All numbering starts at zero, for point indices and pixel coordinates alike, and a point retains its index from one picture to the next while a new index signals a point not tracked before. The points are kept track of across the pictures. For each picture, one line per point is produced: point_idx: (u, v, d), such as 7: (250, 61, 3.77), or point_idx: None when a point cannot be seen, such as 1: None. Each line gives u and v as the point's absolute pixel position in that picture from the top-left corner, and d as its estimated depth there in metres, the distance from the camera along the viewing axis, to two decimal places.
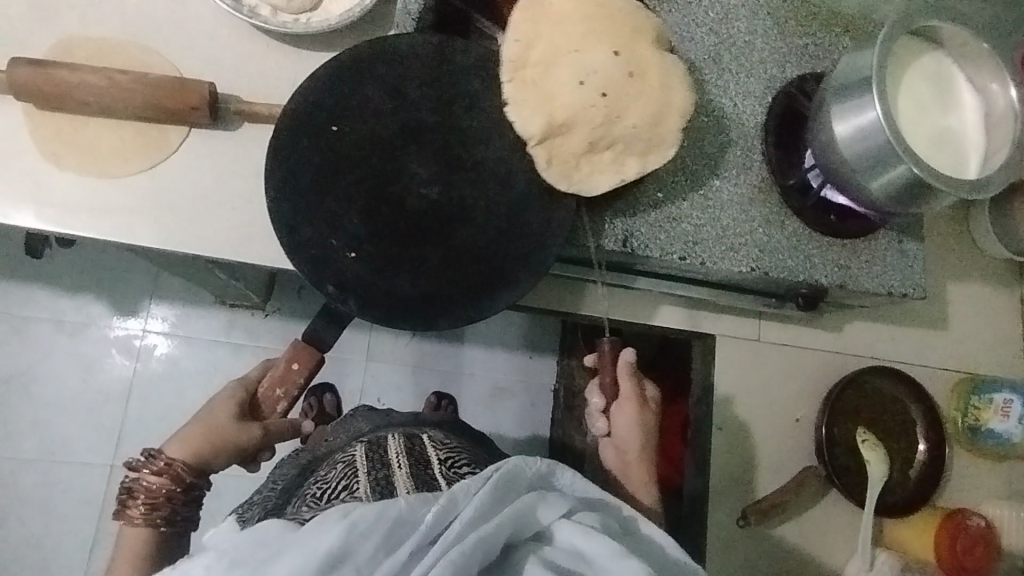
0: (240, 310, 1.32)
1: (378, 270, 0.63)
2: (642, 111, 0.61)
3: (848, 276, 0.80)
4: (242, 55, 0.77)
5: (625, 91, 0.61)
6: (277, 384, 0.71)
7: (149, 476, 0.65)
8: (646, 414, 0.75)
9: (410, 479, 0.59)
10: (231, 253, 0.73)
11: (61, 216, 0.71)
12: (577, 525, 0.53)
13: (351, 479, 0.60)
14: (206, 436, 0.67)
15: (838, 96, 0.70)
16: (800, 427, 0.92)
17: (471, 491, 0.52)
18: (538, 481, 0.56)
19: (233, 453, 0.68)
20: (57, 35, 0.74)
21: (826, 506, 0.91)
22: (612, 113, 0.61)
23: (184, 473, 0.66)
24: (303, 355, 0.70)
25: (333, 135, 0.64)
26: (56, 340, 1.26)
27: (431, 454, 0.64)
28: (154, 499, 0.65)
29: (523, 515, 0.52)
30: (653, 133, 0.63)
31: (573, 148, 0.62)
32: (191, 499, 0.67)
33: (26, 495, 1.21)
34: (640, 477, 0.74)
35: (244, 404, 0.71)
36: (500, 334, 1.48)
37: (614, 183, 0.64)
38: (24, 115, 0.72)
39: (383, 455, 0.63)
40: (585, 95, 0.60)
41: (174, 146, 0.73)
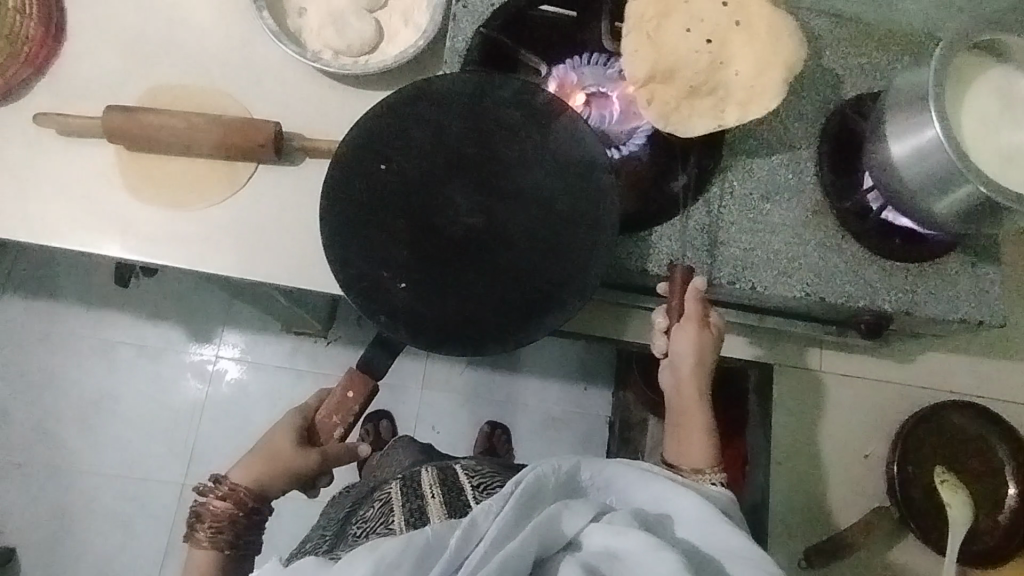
0: (303, 337, 1.38)
1: (426, 299, 0.64)
2: (747, 61, 0.68)
3: (915, 302, 0.76)
4: (306, 97, 0.83)
5: (730, 40, 0.68)
6: (334, 412, 0.72)
7: (215, 501, 0.69)
8: (708, 337, 0.68)
9: (443, 508, 0.60)
10: (292, 280, 0.77)
11: (143, 247, 0.77)
12: (605, 527, 0.52)
13: (387, 514, 0.61)
14: (267, 462, 0.70)
15: (895, 116, 0.67)
16: (869, 465, 0.86)
17: (493, 511, 0.52)
18: (560, 489, 0.56)
19: (291, 479, 0.70)
20: (145, 84, 0.82)
21: (900, 553, 0.84)
22: (718, 62, 0.68)
23: (247, 498, 0.69)
24: (357, 383, 0.70)
25: (383, 171, 0.67)
26: (138, 363, 1.35)
27: (463, 481, 0.65)
28: (219, 522, 0.68)
29: (549, 527, 0.52)
30: (755, 80, 0.67)
31: (675, 91, 0.68)
32: (254, 523, 0.70)
33: (107, 509, 1.29)
34: (695, 405, 0.68)
35: (303, 431, 0.73)
36: (554, 363, 1.47)
37: (711, 127, 0.68)
38: (114, 155, 0.79)
39: (417, 488, 0.63)
40: (697, 42, 0.68)
41: (242, 181, 0.79)
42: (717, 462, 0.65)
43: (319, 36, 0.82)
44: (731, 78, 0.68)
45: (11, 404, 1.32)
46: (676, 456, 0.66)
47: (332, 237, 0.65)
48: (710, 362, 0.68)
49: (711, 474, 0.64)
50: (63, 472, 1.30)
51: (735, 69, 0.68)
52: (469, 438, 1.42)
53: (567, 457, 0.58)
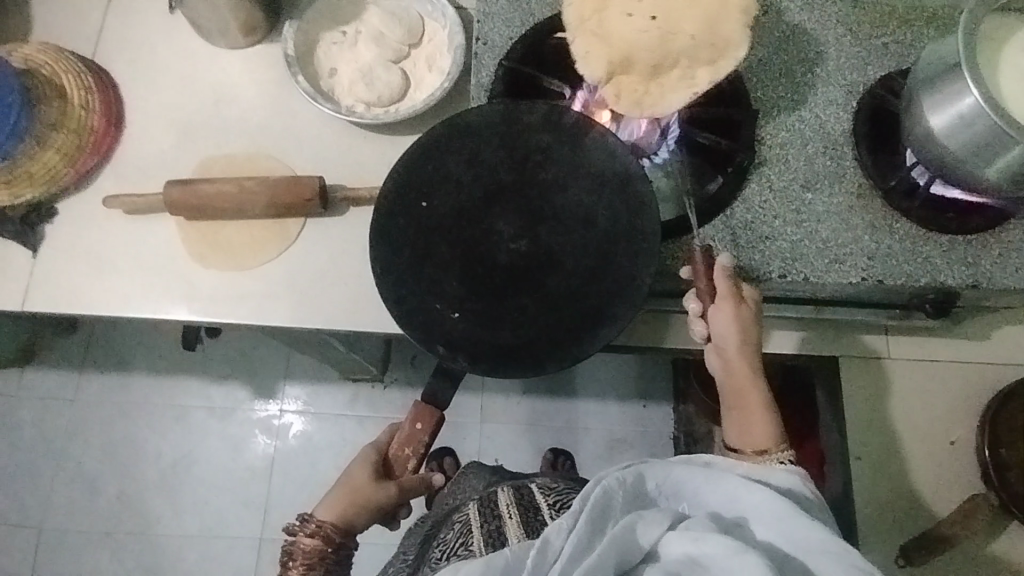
0: (361, 383, 1.41)
1: (481, 326, 0.66)
2: (698, 23, 0.68)
3: (981, 274, 0.73)
4: (345, 150, 0.87)
5: (671, 11, 0.69)
6: (405, 444, 0.73)
7: (304, 539, 0.70)
8: (745, 312, 0.67)
9: (520, 528, 0.60)
10: (348, 324, 0.80)
11: (209, 308, 0.82)
12: (682, 535, 0.52)
13: (467, 535, 0.62)
14: (349, 497, 0.72)
15: (929, 87, 0.66)
16: (957, 451, 0.82)
17: (566, 528, 0.52)
18: (630, 500, 0.55)
19: (372, 512, 0.72)
20: (198, 158, 0.88)
21: (1003, 542, 0.79)
22: (668, 34, 0.68)
23: (334, 534, 0.71)
24: (425, 415, 0.71)
25: (425, 208, 0.69)
26: (209, 425, 1.41)
27: (539, 499, 0.65)
28: (310, 560, 0.70)
29: (625, 541, 0.52)
30: (713, 37, 0.68)
31: (639, 76, 0.69)
32: (343, 558, 0.72)
33: (192, 569, 1.33)
34: (749, 385, 0.66)
35: (378, 466, 0.74)
36: (609, 383, 1.46)
37: (688, 97, 0.69)
38: (176, 226, 0.85)
39: (494, 508, 0.63)
40: (642, 21, 0.69)
41: (293, 235, 0.83)
42: (782, 438, 0.65)
43: (351, 91, 0.87)
44: (686, 47, 0.68)
45: (96, 476, 1.38)
46: (738, 439, 0.66)
47: (384, 276, 0.68)
48: (753, 337, 0.67)
49: (778, 451, 0.64)
50: (149, 537, 1.35)
51: (688, 36, 0.68)
52: (533, 467, 1.42)
53: (629, 467, 0.57)
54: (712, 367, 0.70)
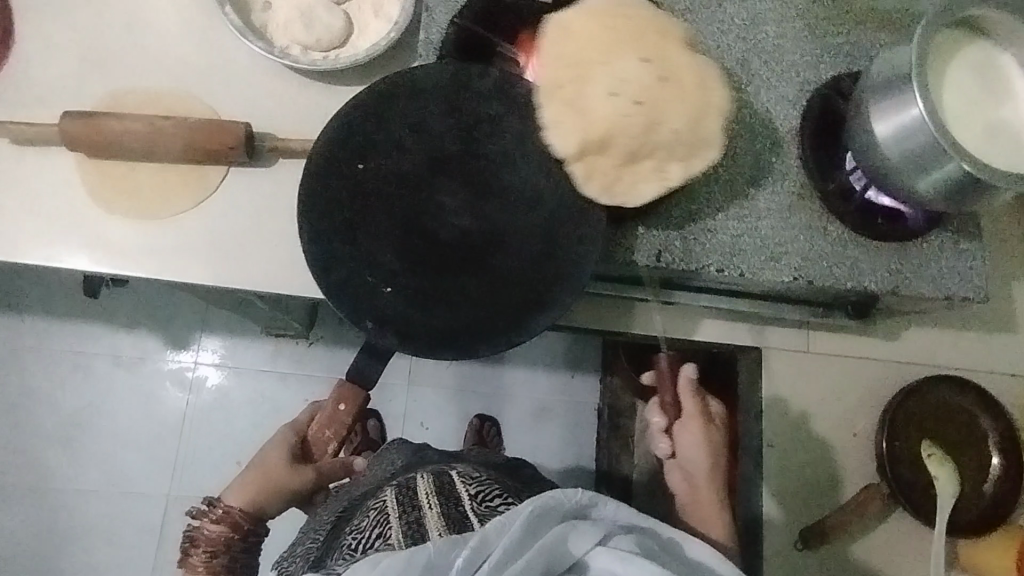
0: (285, 339, 1.35)
1: (415, 303, 0.63)
2: (682, 115, 0.59)
3: (901, 281, 0.76)
4: (275, 95, 0.80)
5: (659, 97, 0.58)
6: (326, 426, 0.73)
7: (210, 524, 0.72)
8: (710, 431, 0.84)
9: (440, 519, 0.59)
10: (271, 286, 0.75)
11: (112, 258, 0.74)
12: (612, 553, 0.53)
13: (384, 526, 0.60)
14: (262, 481, 0.74)
15: (877, 94, 0.67)
16: (858, 443, 0.87)
17: (505, 529, 0.52)
18: (578, 513, 0.55)
19: (283, 498, 0.74)
20: (105, 87, 0.78)
21: (890, 526, 0.85)
22: (652, 124, 0.58)
23: (241, 519, 0.72)
24: (348, 397, 0.70)
25: (360, 172, 0.64)
26: (114, 374, 1.32)
27: (460, 489, 0.64)
28: (214, 546, 0.71)
29: (556, 549, 0.52)
30: (693, 133, 0.60)
31: (613, 161, 0.60)
32: (248, 544, 0.73)
33: (90, 525, 1.26)
34: (712, 500, 0.81)
35: (297, 449, 0.77)
36: (540, 353, 1.47)
37: (659, 192, 0.62)
38: (77, 164, 0.76)
39: (413, 497, 0.62)
40: (624, 103, 0.58)
41: (214, 185, 0.76)
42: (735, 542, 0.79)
43: (286, 31, 0.79)
44: (670, 141, 0.59)
45: None
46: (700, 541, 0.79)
47: (311, 242, 0.63)
48: (716, 457, 0.83)
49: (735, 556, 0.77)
50: (43, 491, 1.26)
51: (669, 132, 0.59)
52: (458, 433, 1.42)
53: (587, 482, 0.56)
54: (673, 483, 0.84)
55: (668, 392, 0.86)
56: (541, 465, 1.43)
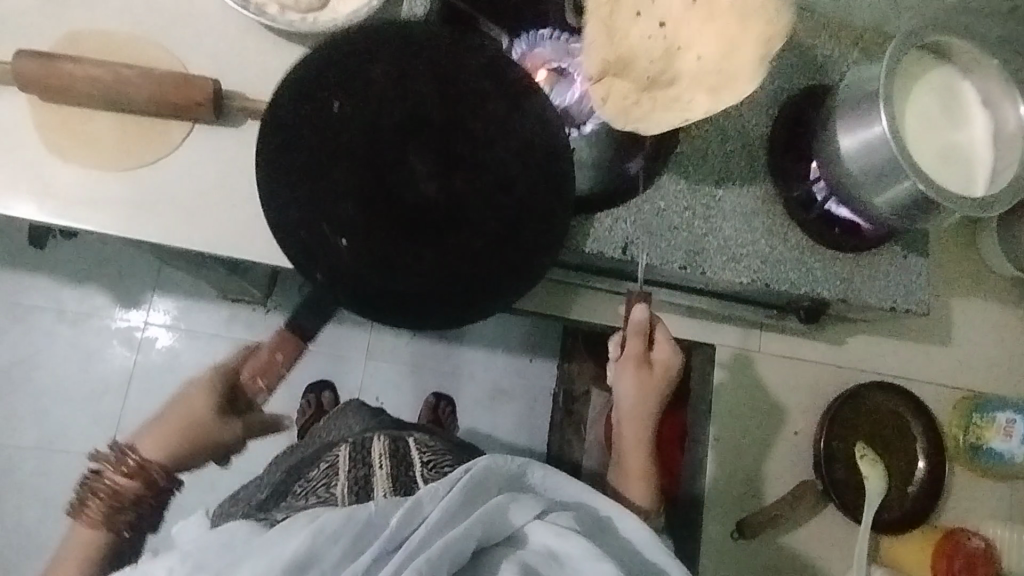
0: (241, 304, 1.32)
1: (372, 269, 0.61)
2: (708, 42, 0.64)
3: (851, 290, 0.80)
4: (248, 53, 0.77)
5: (685, 23, 0.65)
6: (261, 373, 0.81)
7: (120, 477, 0.70)
8: (647, 376, 0.75)
9: (388, 480, 0.61)
10: (231, 251, 0.73)
11: (62, 209, 0.71)
12: (547, 527, 0.55)
13: (332, 476, 0.62)
14: (182, 432, 0.74)
15: (845, 109, 0.69)
16: (798, 440, 0.91)
17: (440, 494, 0.54)
18: (508, 485, 0.58)
19: (205, 451, 0.75)
20: (64, 29, 0.74)
21: (822, 522, 0.89)
22: (679, 49, 0.65)
23: (158, 476, 0.71)
24: (286, 345, 0.79)
25: (333, 122, 0.62)
26: (57, 329, 1.27)
27: (413, 455, 0.66)
28: (120, 502, 0.70)
29: (493, 518, 0.54)
30: (721, 63, 0.64)
31: (633, 84, 0.66)
32: (156, 504, 0.72)
33: (24, 482, 1.21)
34: (635, 449, 0.78)
35: (221, 402, 0.77)
36: (501, 335, 1.48)
37: (676, 121, 0.66)
38: (29, 106, 0.72)
39: (366, 455, 0.64)
40: (660, 30, 0.65)
41: (178, 142, 0.74)
42: (652, 503, 0.78)
43: None
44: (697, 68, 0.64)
45: None
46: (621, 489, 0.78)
47: (278, 209, 0.62)
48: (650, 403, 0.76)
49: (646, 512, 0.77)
50: None
51: (699, 58, 0.64)
52: (413, 408, 1.42)
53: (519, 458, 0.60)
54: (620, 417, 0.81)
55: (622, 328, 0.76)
56: (494, 445, 1.44)
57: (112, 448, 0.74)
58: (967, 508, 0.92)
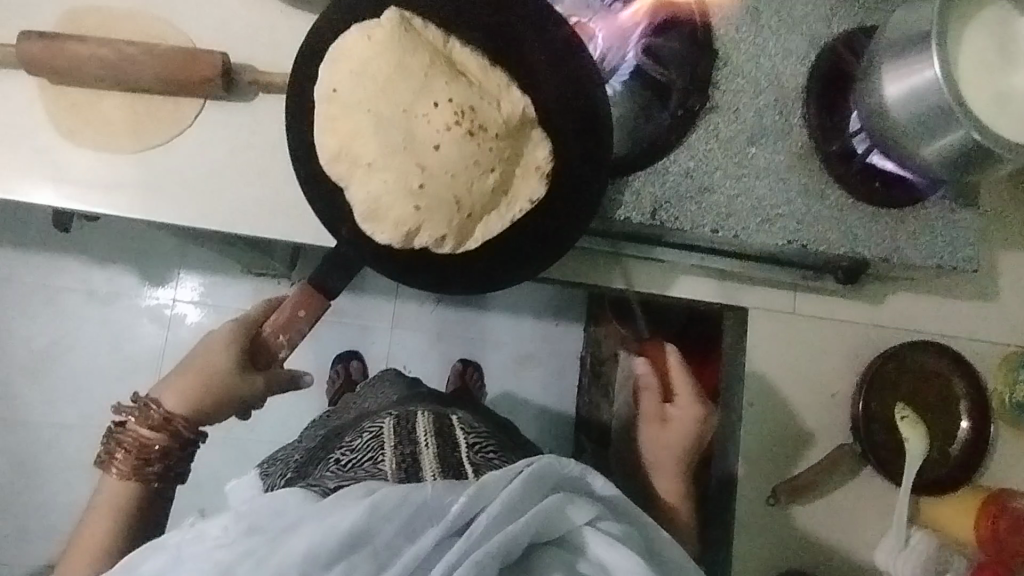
0: (265, 279, 1.33)
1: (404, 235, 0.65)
2: (376, 176, 0.64)
3: (894, 248, 0.76)
4: (253, 23, 0.74)
5: (365, 141, 0.64)
6: (281, 330, 0.67)
7: (143, 429, 0.63)
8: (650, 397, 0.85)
9: (436, 461, 0.60)
10: (250, 230, 0.72)
11: (79, 194, 0.70)
12: (602, 538, 0.52)
13: (377, 451, 0.61)
14: (205, 385, 0.64)
15: (890, 54, 0.64)
16: (834, 403, 0.88)
17: (500, 488, 0.50)
18: (569, 486, 0.54)
19: (232, 405, 0.65)
20: (66, 7, 0.72)
21: (859, 484, 0.88)
22: (471, 169, 0.65)
23: (183, 428, 0.64)
24: (308, 301, 0.66)
25: (350, 93, 0.64)
26: (90, 309, 1.29)
27: (459, 436, 0.65)
28: (147, 455, 0.63)
29: (552, 520, 0.51)
30: (389, 180, 0.64)
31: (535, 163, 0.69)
32: (186, 455, 0.65)
33: (69, 457, 1.26)
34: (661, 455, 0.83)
35: (244, 352, 0.66)
36: (525, 300, 1.46)
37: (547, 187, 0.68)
38: (38, 89, 0.70)
39: (411, 432, 0.63)
40: (435, 138, 0.64)
41: (190, 120, 0.72)
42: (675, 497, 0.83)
43: None
44: (490, 179, 0.66)
45: None
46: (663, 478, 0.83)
47: None
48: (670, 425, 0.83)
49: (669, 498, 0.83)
50: (20, 423, 1.25)
51: (490, 150, 0.66)
52: (440, 376, 1.42)
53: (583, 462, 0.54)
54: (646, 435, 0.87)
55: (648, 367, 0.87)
56: (522, 409, 1.44)
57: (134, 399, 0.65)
58: (1012, 467, 0.89)
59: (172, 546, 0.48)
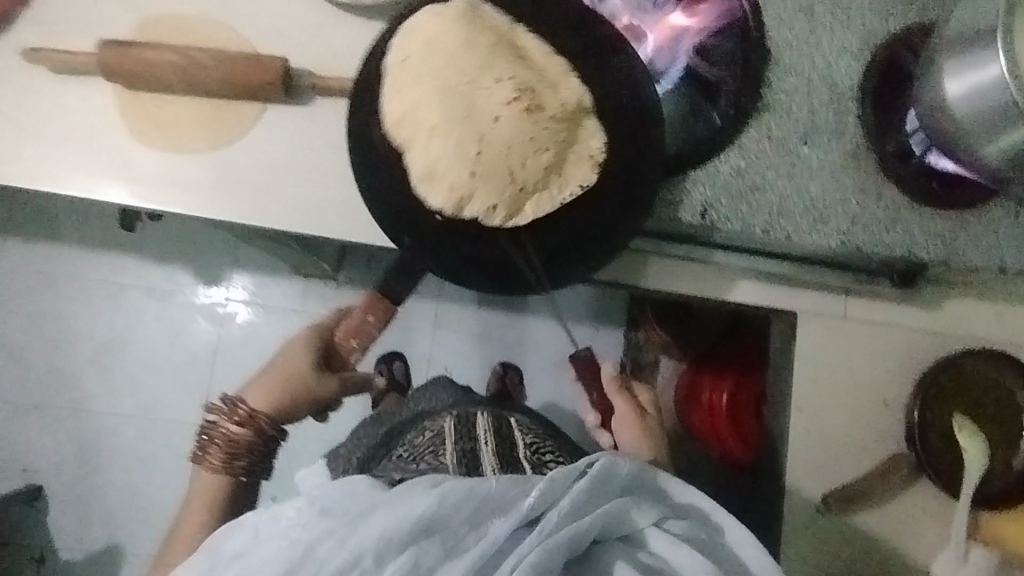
0: (313, 279, 1.37)
1: (454, 231, 0.64)
2: (443, 144, 0.58)
3: (954, 250, 0.73)
4: (311, 29, 0.77)
5: (431, 110, 0.58)
6: (353, 335, 0.74)
7: (232, 426, 0.69)
8: (665, 408, 0.90)
9: (495, 458, 0.62)
10: (305, 227, 0.75)
11: (147, 192, 0.74)
12: (664, 535, 0.55)
13: (438, 445, 0.63)
14: (285, 385, 0.70)
15: (952, 50, 0.63)
16: (888, 411, 0.86)
17: (572, 480, 0.54)
18: (633, 487, 0.57)
19: (309, 405, 0.71)
20: (139, 17, 0.76)
21: (916, 496, 0.85)
22: (528, 147, 0.59)
23: (266, 426, 0.69)
24: (378, 309, 0.73)
25: (397, 83, 0.64)
26: (148, 305, 1.35)
27: (517, 437, 0.68)
28: (235, 449, 0.69)
29: (619, 515, 0.54)
30: (456, 155, 0.58)
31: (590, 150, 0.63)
32: (270, 450, 0.71)
33: (127, 448, 1.31)
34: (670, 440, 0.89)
35: (320, 354, 0.74)
36: (565, 304, 1.46)
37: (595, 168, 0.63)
38: (113, 94, 0.75)
39: (473, 430, 0.66)
40: (494, 111, 0.58)
41: (251, 122, 0.75)
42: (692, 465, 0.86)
43: None
44: (546, 157, 0.60)
45: (25, 348, 1.33)
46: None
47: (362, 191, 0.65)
48: None
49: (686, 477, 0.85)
50: (82, 413, 1.32)
51: (547, 130, 0.59)
52: (480, 378, 1.43)
53: (638, 461, 0.58)
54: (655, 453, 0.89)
55: None
56: (561, 413, 1.44)
57: (218, 401, 0.71)
58: None
59: (251, 527, 0.52)
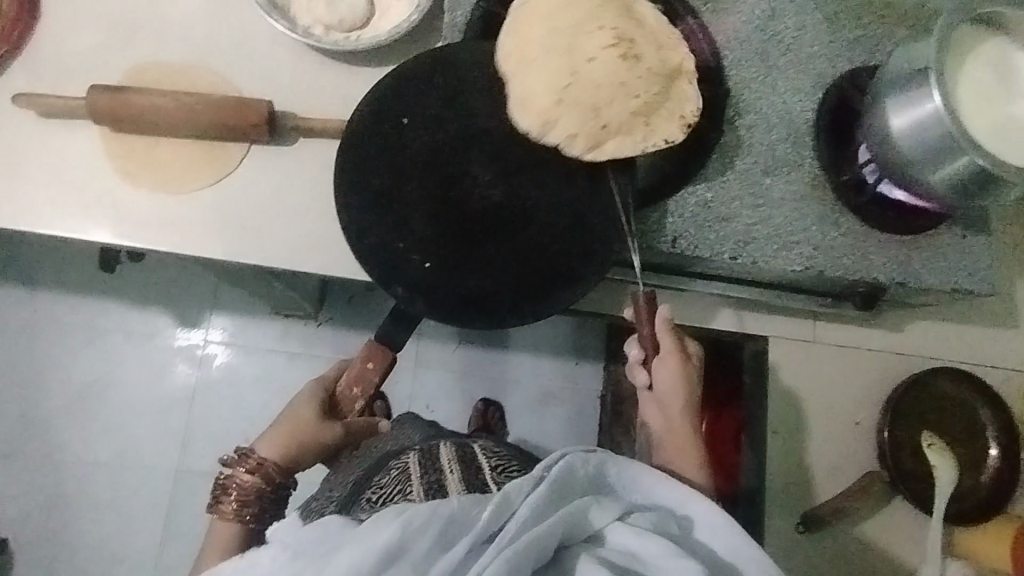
0: (294, 320, 1.36)
1: (447, 272, 0.66)
2: (544, 77, 0.65)
3: (910, 273, 0.78)
4: (296, 75, 0.80)
5: (537, 47, 0.66)
6: (354, 382, 0.73)
7: (242, 474, 0.68)
8: (690, 368, 0.71)
9: (462, 483, 0.61)
10: (290, 264, 0.76)
11: (133, 232, 0.75)
12: (629, 527, 0.54)
13: (404, 483, 0.62)
14: (293, 433, 0.70)
15: (893, 89, 0.68)
16: (860, 431, 0.88)
17: (525, 489, 0.54)
18: (590, 483, 0.58)
19: (317, 451, 0.71)
20: (128, 64, 0.79)
21: (891, 515, 0.87)
22: (617, 91, 0.65)
23: (275, 472, 0.69)
24: (377, 355, 0.72)
25: (403, 128, 0.69)
26: (125, 349, 1.33)
27: (482, 461, 0.66)
28: (246, 496, 0.68)
29: (577, 517, 0.54)
30: (556, 88, 0.65)
31: (670, 117, 0.68)
32: (280, 497, 0.70)
33: (99, 497, 1.27)
34: (688, 441, 0.71)
35: (325, 404, 0.74)
36: (545, 339, 1.48)
37: (680, 129, 0.67)
38: (100, 138, 0.77)
39: (436, 462, 0.64)
40: (592, 52, 0.65)
41: (237, 163, 0.77)
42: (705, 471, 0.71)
43: (309, 11, 0.79)
44: (632, 104, 0.66)
45: None
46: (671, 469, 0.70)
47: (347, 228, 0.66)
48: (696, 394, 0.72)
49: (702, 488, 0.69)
50: (54, 462, 1.28)
51: (640, 79, 0.66)
52: (462, 415, 1.43)
53: (593, 451, 0.59)
54: (650, 419, 0.73)
55: (645, 324, 0.70)
56: (544, 448, 1.45)
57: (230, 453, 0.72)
58: None
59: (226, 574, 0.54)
